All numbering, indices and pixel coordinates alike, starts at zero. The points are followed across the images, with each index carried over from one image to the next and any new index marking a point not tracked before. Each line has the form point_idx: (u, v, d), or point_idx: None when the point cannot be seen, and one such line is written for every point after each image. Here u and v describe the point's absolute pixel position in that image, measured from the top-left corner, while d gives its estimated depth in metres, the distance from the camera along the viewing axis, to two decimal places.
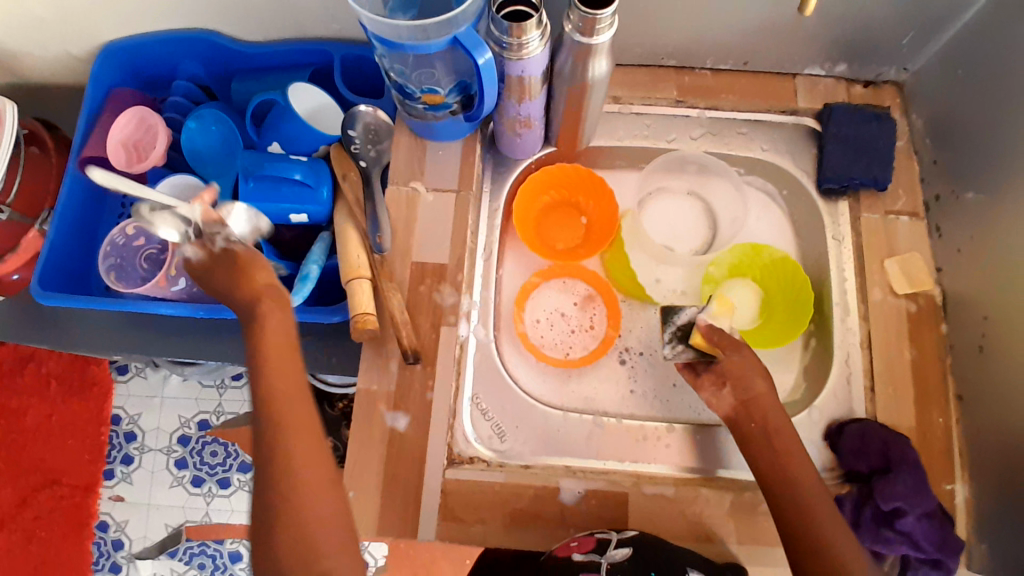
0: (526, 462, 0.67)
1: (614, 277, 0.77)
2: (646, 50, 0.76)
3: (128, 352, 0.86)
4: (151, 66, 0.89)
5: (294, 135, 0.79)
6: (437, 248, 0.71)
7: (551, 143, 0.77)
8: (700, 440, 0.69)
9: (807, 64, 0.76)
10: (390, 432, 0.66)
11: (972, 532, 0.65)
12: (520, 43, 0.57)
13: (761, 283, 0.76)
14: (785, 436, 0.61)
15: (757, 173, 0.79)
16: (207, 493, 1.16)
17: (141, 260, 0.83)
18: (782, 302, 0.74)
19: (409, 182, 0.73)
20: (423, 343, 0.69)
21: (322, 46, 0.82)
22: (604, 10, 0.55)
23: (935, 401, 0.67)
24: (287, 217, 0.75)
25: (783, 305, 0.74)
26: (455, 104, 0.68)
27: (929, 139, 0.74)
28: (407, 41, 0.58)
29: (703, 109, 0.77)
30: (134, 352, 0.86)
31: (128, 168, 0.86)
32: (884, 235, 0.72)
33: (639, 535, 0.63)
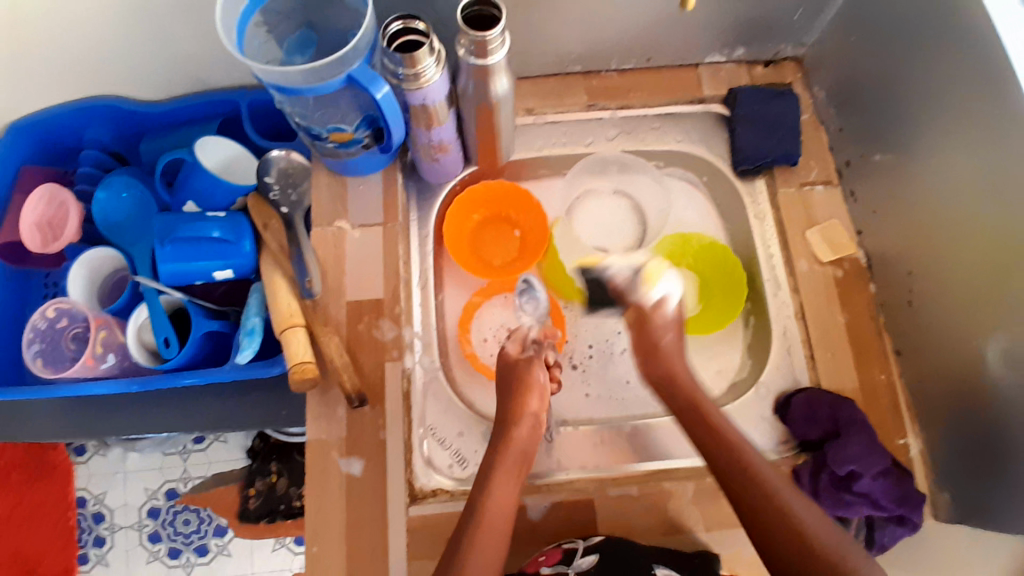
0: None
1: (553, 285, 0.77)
2: (551, 59, 0.77)
3: (67, 436, 0.81)
4: (56, 139, 0.85)
5: (205, 190, 0.76)
6: (372, 283, 0.70)
7: (472, 162, 0.78)
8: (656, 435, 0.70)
9: (707, 53, 0.79)
10: (347, 477, 0.64)
11: (932, 484, 0.65)
12: (417, 73, 0.57)
13: (697, 269, 0.77)
14: None
15: (676, 165, 0.80)
16: (185, 563, 1.12)
17: (67, 341, 0.79)
18: (718, 285, 0.76)
19: (334, 221, 0.72)
20: (369, 382, 0.68)
21: (226, 96, 0.81)
22: (492, 30, 0.55)
23: (874, 360, 0.69)
24: (210, 275, 0.73)
25: (719, 289, 0.75)
26: (366, 138, 0.67)
27: (832, 109, 0.77)
28: (301, 86, 0.58)
29: (615, 110, 0.79)
30: (71, 436, 0.81)
31: (44, 248, 0.83)
32: (803, 207, 0.74)
33: (605, 541, 0.60)
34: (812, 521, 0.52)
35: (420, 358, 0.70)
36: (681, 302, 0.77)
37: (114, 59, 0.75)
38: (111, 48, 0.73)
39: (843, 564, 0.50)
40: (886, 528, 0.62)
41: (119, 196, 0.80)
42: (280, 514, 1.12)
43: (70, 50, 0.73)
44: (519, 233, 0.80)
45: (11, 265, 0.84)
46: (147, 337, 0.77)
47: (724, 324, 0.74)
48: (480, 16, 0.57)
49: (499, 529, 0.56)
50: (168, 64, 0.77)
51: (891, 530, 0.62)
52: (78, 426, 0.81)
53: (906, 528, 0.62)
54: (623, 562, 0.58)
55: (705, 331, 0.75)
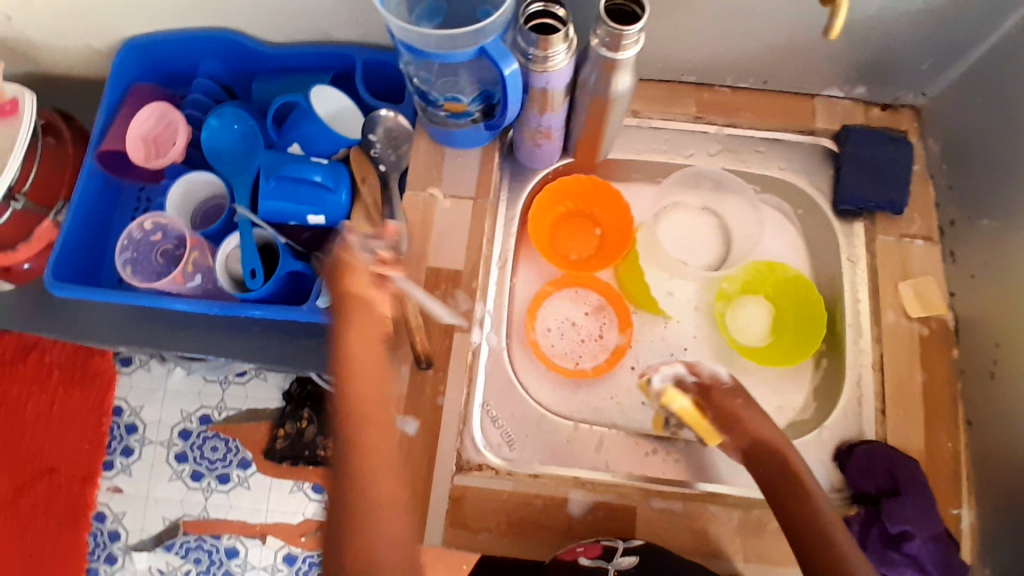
0: (534, 471, 0.66)
1: (626, 288, 0.78)
2: (668, 66, 0.77)
3: (136, 345, 0.85)
4: (173, 63, 0.90)
5: (312, 137, 0.78)
6: (453, 254, 0.72)
7: (569, 154, 0.78)
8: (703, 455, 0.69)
9: (826, 86, 0.77)
10: (400, 434, 0.66)
11: (977, 560, 0.64)
12: (546, 56, 0.58)
13: (772, 298, 0.77)
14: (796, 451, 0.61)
15: (773, 193, 0.79)
16: (206, 487, 1.16)
17: (157, 255, 0.83)
18: (792, 321, 0.75)
19: (428, 187, 0.74)
20: (436, 349, 0.69)
21: (344, 50, 0.83)
22: (631, 27, 0.55)
23: (945, 426, 0.67)
24: (303, 218, 0.74)
25: (793, 320, 0.75)
26: (478, 112, 0.68)
27: (944, 164, 0.74)
28: (433, 51, 0.58)
29: (721, 126, 0.78)
30: (140, 345, 0.85)
31: (147, 164, 0.86)
32: (898, 258, 0.72)
33: (644, 545, 0.62)
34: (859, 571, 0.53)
35: (486, 335, 0.71)
36: (750, 330, 0.76)
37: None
38: None
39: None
40: None
41: (229, 127, 0.82)
42: (303, 459, 1.14)
43: None
44: (602, 233, 0.80)
45: (110, 172, 0.88)
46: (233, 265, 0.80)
47: (792, 361, 0.72)
48: (620, 12, 0.57)
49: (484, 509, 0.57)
50: (294, 11, 0.79)
51: None
52: (148, 338, 0.85)
53: None
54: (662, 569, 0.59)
55: (778, 365, 0.73)
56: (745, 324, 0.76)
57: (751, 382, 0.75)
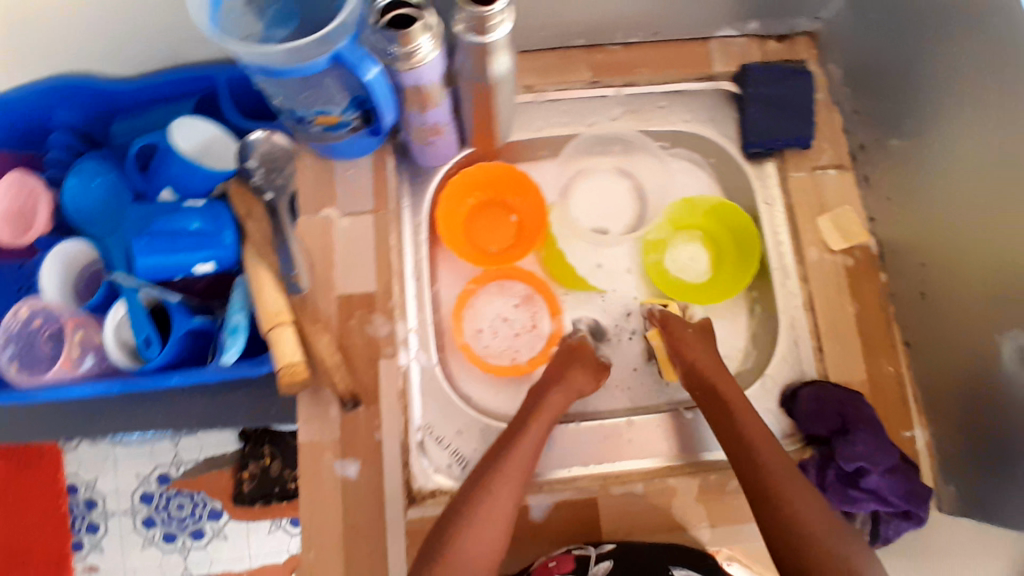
0: None
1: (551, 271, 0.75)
2: (551, 32, 0.72)
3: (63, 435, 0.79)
4: (23, 120, 0.78)
5: (182, 177, 0.70)
6: (362, 276, 0.67)
7: (467, 143, 0.73)
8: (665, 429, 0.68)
9: (719, 25, 0.72)
10: (341, 480, 0.63)
11: (938, 477, 0.64)
12: (410, 52, 0.52)
13: (704, 236, 0.75)
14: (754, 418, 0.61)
15: (682, 146, 0.76)
16: (181, 547, 1.09)
17: (44, 341, 0.73)
18: (732, 254, 0.74)
19: (322, 209, 0.69)
20: (362, 382, 0.65)
21: (202, 72, 0.75)
22: (493, 5, 0.49)
23: (882, 350, 0.67)
24: (189, 269, 0.68)
25: (732, 255, 0.74)
26: (355, 121, 0.62)
27: (848, 88, 0.72)
28: (287, 68, 0.52)
29: (620, 87, 0.74)
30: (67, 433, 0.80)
31: (15, 241, 0.76)
32: (814, 193, 0.71)
33: (617, 548, 0.60)
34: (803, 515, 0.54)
35: (415, 354, 0.67)
36: (689, 270, 0.75)
37: (70, 33, 0.68)
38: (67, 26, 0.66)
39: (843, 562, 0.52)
40: (890, 523, 0.61)
41: (91, 183, 0.74)
42: (275, 497, 1.09)
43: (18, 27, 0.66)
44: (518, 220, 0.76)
45: None
46: (126, 334, 0.72)
47: (731, 292, 0.72)
48: None
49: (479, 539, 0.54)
50: (132, 40, 0.70)
51: (897, 524, 0.61)
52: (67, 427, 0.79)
53: (911, 522, 0.61)
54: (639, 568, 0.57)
55: (727, 298, 0.72)
56: (682, 265, 0.75)
57: None
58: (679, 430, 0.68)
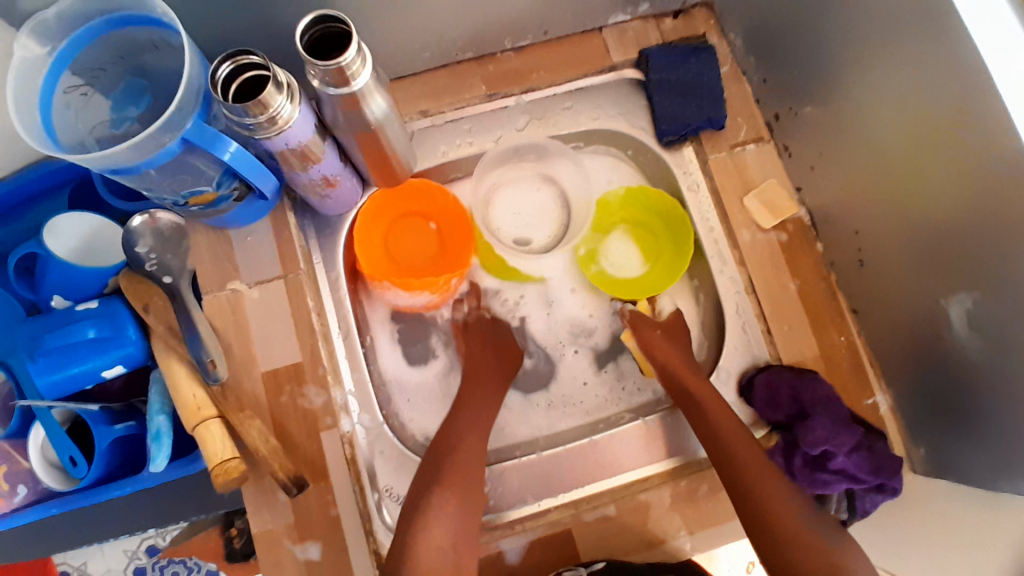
0: None
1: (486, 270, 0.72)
2: (435, 51, 0.67)
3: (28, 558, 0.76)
4: None
5: (68, 281, 0.65)
6: (286, 348, 0.63)
7: (371, 182, 0.68)
8: (625, 441, 0.66)
9: (609, 14, 0.69)
10: (305, 564, 0.60)
11: (907, 440, 0.63)
12: (270, 117, 0.47)
13: (627, 220, 0.73)
14: (721, 414, 0.60)
15: (597, 142, 0.73)
16: None
17: None
18: (663, 233, 0.71)
19: (227, 284, 0.64)
20: (307, 459, 0.61)
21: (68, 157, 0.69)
22: (345, 54, 0.44)
23: (830, 321, 0.66)
24: (98, 375, 0.63)
25: (665, 234, 0.71)
26: (235, 191, 0.57)
27: (752, 57, 0.69)
28: (138, 163, 0.47)
29: (519, 94, 0.70)
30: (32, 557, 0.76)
31: None
32: (736, 171, 0.69)
33: (608, 564, 0.60)
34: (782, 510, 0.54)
35: (358, 418, 0.64)
36: (628, 266, 0.72)
37: None
38: None
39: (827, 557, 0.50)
40: (865, 496, 0.60)
41: None
42: None
43: None
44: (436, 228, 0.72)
45: None
46: (52, 454, 0.68)
47: (675, 276, 0.69)
48: (326, 35, 0.46)
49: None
50: None
51: (870, 497, 0.60)
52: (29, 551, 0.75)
53: (885, 494, 0.60)
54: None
55: (664, 288, 0.69)
56: (620, 262, 0.72)
57: None
58: (641, 439, 0.66)
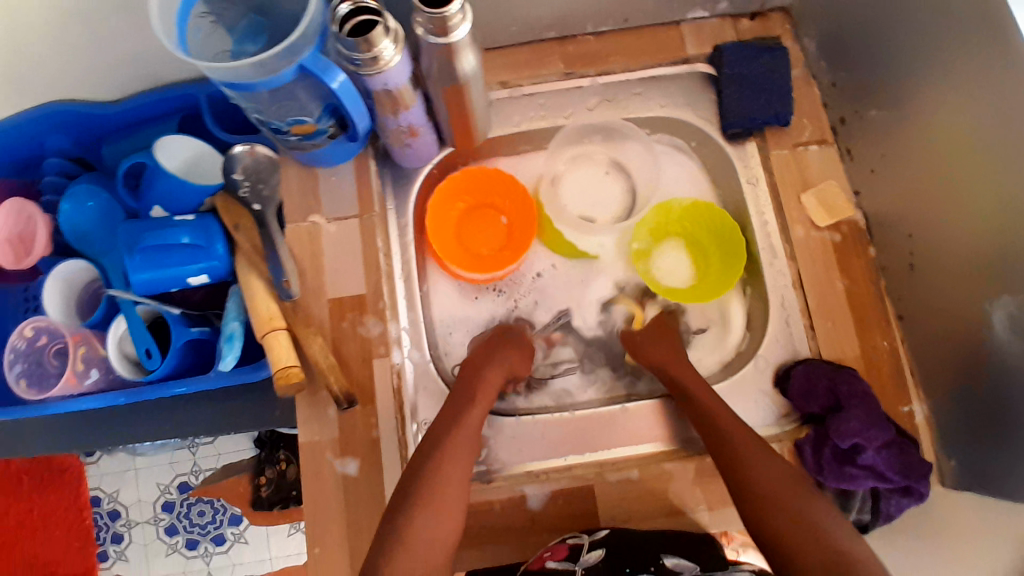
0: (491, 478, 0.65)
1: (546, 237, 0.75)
2: (522, 27, 0.72)
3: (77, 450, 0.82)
4: (15, 152, 0.82)
5: (171, 193, 0.73)
6: (352, 280, 0.69)
7: (448, 143, 0.73)
8: (642, 417, 0.67)
9: (689, 9, 0.73)
10: (342, 478, 0.64)
11: (938, 450, 0.63)
12: (374, 57, 0.53)
13: (689, 232, 0.74)
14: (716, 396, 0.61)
15: (663, 131, 0.77)
16: (204, 553, 1.16)
17: (51, 357, 0.78)
18: (715, 256, 0.72)
19: (308, 216, 0.70)
20: (357, 382, 0.66)
21: (185, 90, 0.77)
22: (450, 5, 0.50)
23: (875, 325, 0.66)
24: (183, 281, 0.70)
25: (716, 256, 0.72)
26: (332, 128, 0.63)
27: (825, 62, 0.72)
28: (254, 81, 0.54)
29: (595, 77, 0.74)
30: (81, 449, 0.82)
31: (18, 264, 0.81)
32: (796, 169, 0.71)
33: (610, 535, 0.60)
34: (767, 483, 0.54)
35: (408, 353, 0.68)
36: (674, 276, 0.74)
37: (56, 60, 0.70)
38: (54, 53, 0.69)
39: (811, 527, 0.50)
40: (891, 499, 0.60)
41: (84, 205, 0.77)
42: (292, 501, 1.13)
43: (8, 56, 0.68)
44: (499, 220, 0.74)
45: None
46: (129, 349, 0.75)
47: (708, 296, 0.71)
48: None
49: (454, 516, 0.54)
50: (116, 62, 0.73)
51: (897, 501, 0.60)
52: (74, 437, 0.81)
53: (912, 498, 0.59)
54: (629, 555, 0.57)
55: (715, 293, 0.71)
56: (668, 271, 0.74)
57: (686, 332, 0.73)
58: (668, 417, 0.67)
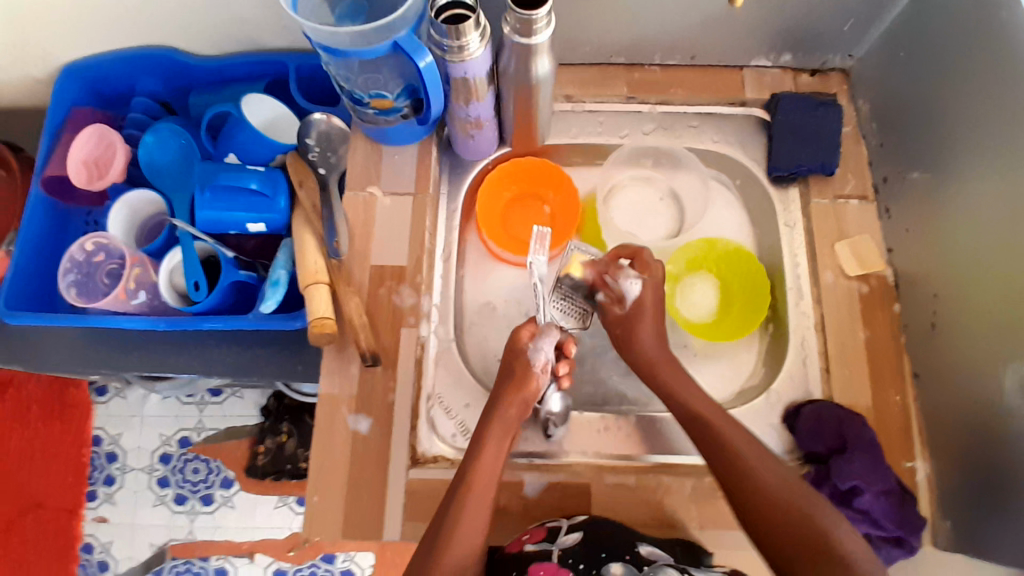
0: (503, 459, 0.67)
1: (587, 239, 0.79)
2: (595, 49, 0.78)
3: (94, 370, 0.84)
4: (110, 84, 0.90)
5: (247, 144, 0.81)
6: (395, 250, 0.72)
7: (506, 142, 0.78)
8: (644, 428, 0.69)
9: (753, 56, 0.78)
10: (353, 434, 0.66)
11: (935, 510, 0.63)
12: (461, 46, 0.58)
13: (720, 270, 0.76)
14: None
15: (711, 165, 0.80)
16: (190, 510, 1.16)
17: (102, 276, 0.85)
18: (738, 302, 0.75)
19: (366, 187, 0.74)
20: (383, 346, 0.69)
21: (278, 58, 0.85)
22: (539, 10, 0.55)
23: (890, 379, 0.67)
24: (243, 225, 0.76)
25: (740, 302, 0.75)
26: (406, 108, 0.70)
27: (875, 123, 0.75)
28: (349, 49, 0.60)
29: (654, 105, 0.79)
30: (98, 370, 0.85)
31: (89, 185, 0.87)
32: (834, 219, 0.73)
33: (587, 521, 0.62)
34: (767, 491, 0.52)
35: (435, 328, 0.71)
36: (705, 308, 0.76)
37: (175, 10, 0.78)
38: (172, 5, 0.77)
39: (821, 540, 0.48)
40: (883, 548, 0.60)
41: (165, 142, 0.85)
42: (287, 473, 1.14)
43: (132, 1, 0.76)
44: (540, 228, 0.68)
45: (55, 199, 0.89)
46: (178, 280, 0.83)
47: (739, 335, 0.73)
48: None
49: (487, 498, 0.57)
50: (223, 21, 0.80)
51: (887, 552, 0.60)
52: (96, 358, 0.84)
53: (903, 550, 0.61)
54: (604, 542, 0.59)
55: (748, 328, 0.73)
56: (698, 302, 0.76)
57: (702, 362, 0.74)
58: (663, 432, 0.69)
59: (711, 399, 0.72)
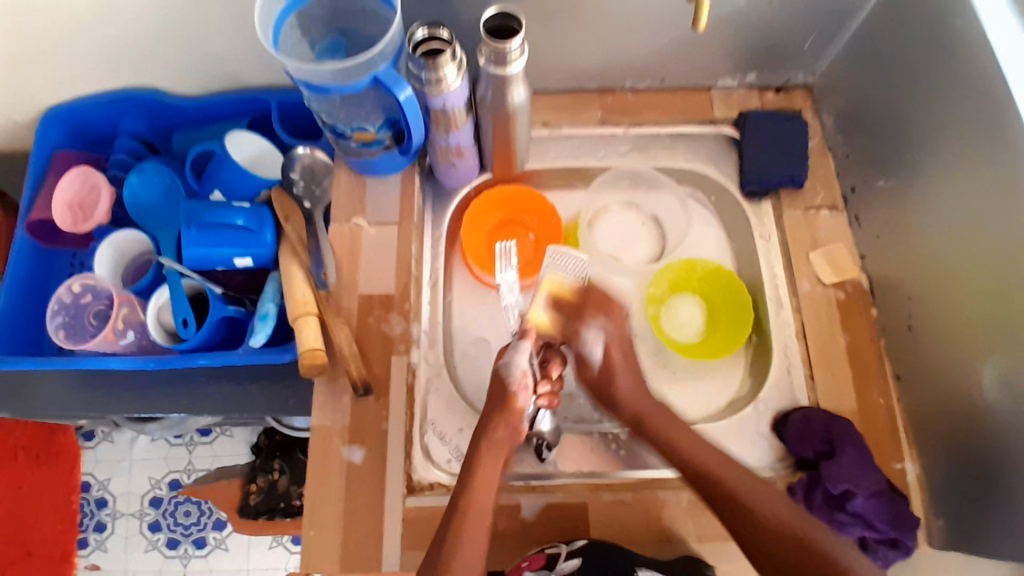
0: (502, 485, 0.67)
1: None
2: (568, 75, 0.81)
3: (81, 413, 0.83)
4: (93, 126, 0.91)
5: (233, 182, 0.83)
6: (383, 278, 0.73)
7: (487, 169, 0.80)
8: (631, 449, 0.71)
9: (720, 77, 0.81)
10: (347, 464, 0.66)
11: (928, 510, 0.64)
12: (438, 78, 0.61)
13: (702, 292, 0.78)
14: None
15: (687, 181, 0.83)
16: (183, 555, 1.13)
17: (90, 318, 0.85)
18: (722, 314, 0.77)
19: (352, 218, 0.75)
20: (374, 374, 0.69)
21: (260, 95, 0.87)
22: (511, 42, 0.58)
23: (873, 381, 0.69)
24: (230, 261, 0.77)
25: (726, 314, 0.76)
26: (388, 139, 0.72)
27: (840, 135, 0.78)
28: (331, 84, 0.62)
29: (628, 126, 0.81)
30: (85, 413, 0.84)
31: (75, 228, 0.88)
32: (808, 228, 0.76)
33: (588, 544, 0.61)
34: None
35: (424, 354, 0.72)
36: (688, 327, 0.77)
37: (157, 53, 0.79)
38: (154, 49, 0.78)
39: (804, 545, 0.52)
40: (879, 550, 0.61)
41: (151, 181, 0.86)
42: (279, 512, 1.11)
43: (115, 46, 0.77)
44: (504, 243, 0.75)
45: (39, 241, 0.89)
46: (166, 319, 0.83)
47: (734, 347, 0.74)
48: (502, 29, 0.61)
49: (485, 521, 0.57)
50: (206, 63, 0.82)
51: (884, 553, 0.61)
52: (84, 402, 0.83)
53: (898, 551, 0.61)
54: (604, 564, 0.59)
55: (733, 347, 0.74)
56: (681, 321, 0.78)
57: (689, 376, 0.76)
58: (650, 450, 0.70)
59: (702, 410, 0.73)
